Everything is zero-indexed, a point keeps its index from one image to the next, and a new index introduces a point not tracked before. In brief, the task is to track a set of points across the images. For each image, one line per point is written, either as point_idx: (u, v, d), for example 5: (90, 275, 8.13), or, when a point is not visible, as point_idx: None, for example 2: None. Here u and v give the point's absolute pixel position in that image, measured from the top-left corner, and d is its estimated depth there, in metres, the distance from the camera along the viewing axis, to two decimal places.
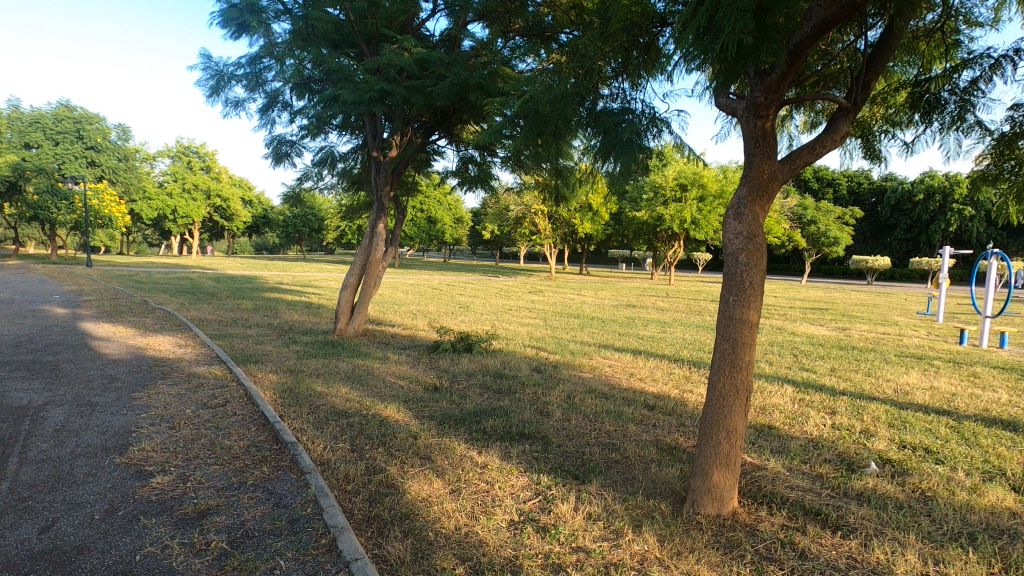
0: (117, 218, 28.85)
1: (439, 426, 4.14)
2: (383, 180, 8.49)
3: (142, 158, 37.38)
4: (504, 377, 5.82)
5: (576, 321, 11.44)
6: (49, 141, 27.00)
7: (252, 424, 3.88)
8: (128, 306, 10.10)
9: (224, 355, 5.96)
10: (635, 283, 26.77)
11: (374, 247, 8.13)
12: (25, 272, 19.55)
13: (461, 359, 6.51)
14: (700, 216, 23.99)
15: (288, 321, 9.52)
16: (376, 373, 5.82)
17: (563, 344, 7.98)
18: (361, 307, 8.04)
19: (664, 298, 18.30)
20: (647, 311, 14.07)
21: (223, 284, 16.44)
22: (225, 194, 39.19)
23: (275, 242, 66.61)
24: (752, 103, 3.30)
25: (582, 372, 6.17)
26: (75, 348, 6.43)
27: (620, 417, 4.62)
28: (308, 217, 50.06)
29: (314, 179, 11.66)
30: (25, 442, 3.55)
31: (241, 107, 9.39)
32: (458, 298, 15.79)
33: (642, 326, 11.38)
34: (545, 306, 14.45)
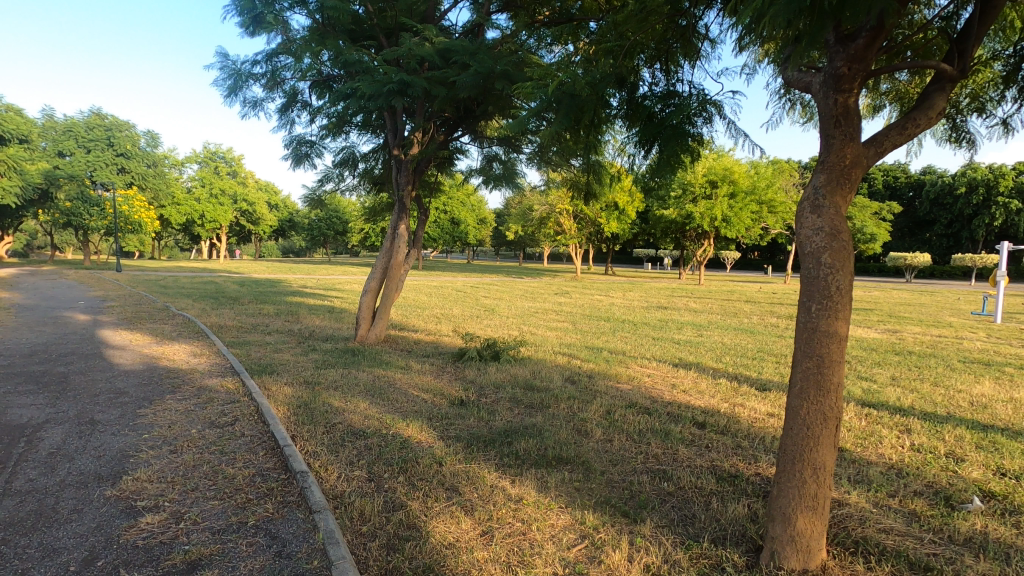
0: (147, 223, 29.32)
1: (467, 449, 3.72)
2: (405, 179, 8.13)
3: (171, 164, 37.96)
4: (536, 389, 5.36)
5: (607, 325, 10.91)
6: (81, 149, 27.59)
7: (260, 448, 3.51)
8: (150, 313, 9.93)
9: (239, 366, 5.63)
10: (664, 283, 26.01)
11: (396, 250, 7.80)
12: (56, 278, 19.79)
13: (489, 368, 6.07)
14: (732, 213, 23.12)
15: (309, 326, 9.23)
16: (398, 384, 5.43)
17: (597, 352, 7.49)
18: (383, 312, 7.69)
19: (696, 299, 17.59)
20: (681, 314, 13.42)
21: (246, 289, 16.31)
22: (251, 198, 39.64)
23: (301, 245, 67.49)
24: (831, 75, 2.76)
25: (620, 383, 5.68)
26: (88, 358, 6.19)
27: (668, 438, 4.12)
28: (333, 220, 50.32)
29: (336, 180, 11.41)
30: (13, 470, 3.22)
31: (260, 107, 9.15)
32: (482, 301, 15.38)
33: (678, 329, 10.79)
34: (573, 308, 13.94)
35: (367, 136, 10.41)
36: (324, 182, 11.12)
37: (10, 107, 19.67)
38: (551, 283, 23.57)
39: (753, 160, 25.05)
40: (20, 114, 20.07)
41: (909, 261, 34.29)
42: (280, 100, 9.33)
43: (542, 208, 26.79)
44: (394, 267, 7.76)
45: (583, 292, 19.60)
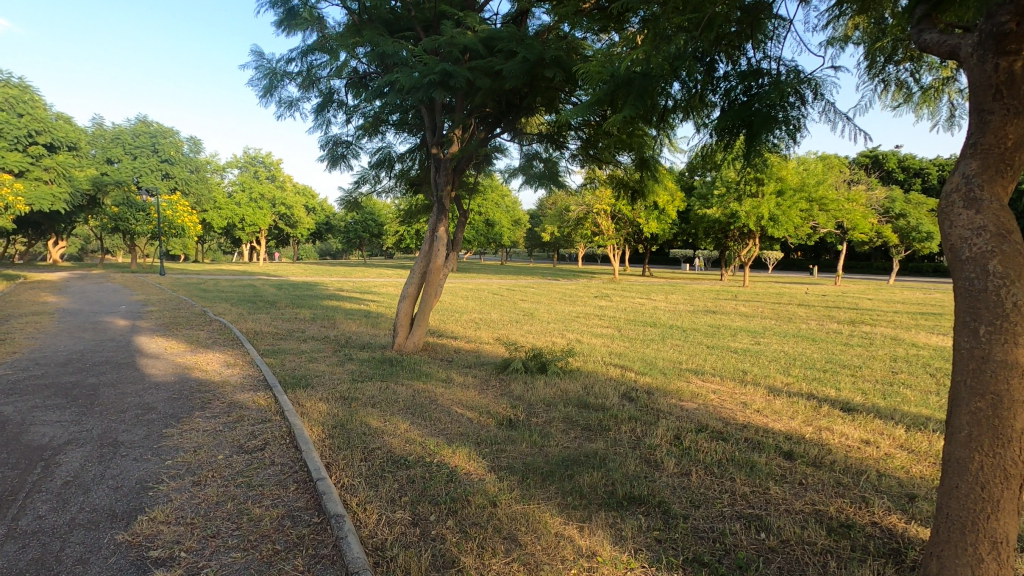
0: (190, 228, 30.02)
1: (522, 484, 3.25)
2: (443, 179, 7.72)
3: (212, 170, 38.85)
4: (591, 409, 4.84)
5: (655, 331, 10.29)
6: (128, 156, 28.39)
7: (290, 481, 3.12)
8: (187, 318, 9.81)
9: (272, 378, 5.29)
10: (706, 285, 25.02)
11: (435, 253, 7.39)
12: (103, 281, 20.22)
13: (536, 383, 5.58)
14: (780, 211, 21.99)
15: (345, 332, 8.92)
16: (440, 400, 5.00)
17: (651, 363, 6.90)
18: (422, 318, 7.30)
19: (745, 302, 16.70)
20: (732, 318, 12.64)
21: (283, 292, 16.24)
22: (289, 202, 40.24)
23: (338, 248, 68.56)
24: (989, 33, 2.03)
25: (683, 402, 5.11)
26: (121, 368, 5.96)
27: (752, 471, 3.56)
28: (368, 222, 50.69)
29: (371, 182, 11.13)
30: (22, 504, 2.90)
31: (295, 107, 8.91)
32: (520, 304, 14.89)
33: (732, 336, 10.07)
34: (616, 313, 13.32)
35: (404, 136, 10.09)
36: (360, 183, 10.85)
37: (60, 115, 20.22)
38: (589, 286, 22.91)
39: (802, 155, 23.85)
40: (70, 122, 20.62)
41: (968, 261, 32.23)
42: (316, 100, 9.07)
43: (578, 208, 26.13)
44: (433, 271, 7.35)
45: (624, 295, 18.92)
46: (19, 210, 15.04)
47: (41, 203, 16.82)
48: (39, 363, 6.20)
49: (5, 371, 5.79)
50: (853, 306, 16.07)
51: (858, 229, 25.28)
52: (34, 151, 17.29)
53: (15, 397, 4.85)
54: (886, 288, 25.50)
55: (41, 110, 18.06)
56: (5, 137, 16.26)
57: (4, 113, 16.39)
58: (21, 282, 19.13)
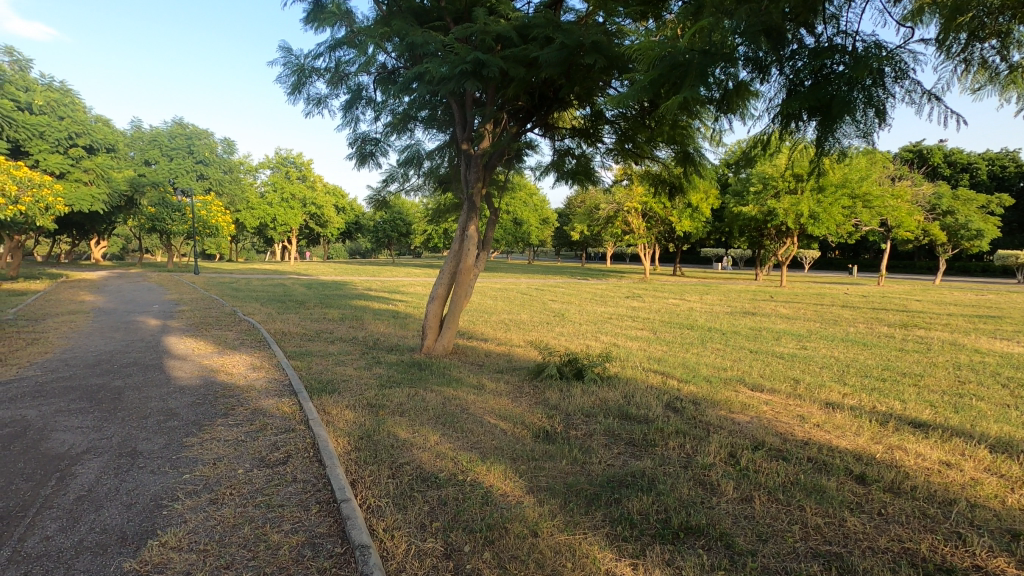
0: (224, 227, 30.56)
1: (565, 508, 2.93)
2: (474, 176, 7.45)
3: (245, 170, 39.52)
4: (633, 421, 4.51)
5: (692, 334, 9.84)
6: (165, 157, 29.03)
7: (313, 502, 2.87)
8: (217, 318, 9.79)
9: (298, 383, 5.08)
10: (742, 285, 24.21)
11: (465, 253, 7.15)
12: (139, 280, 20.63)
13: (573, 391, 5.27)
14: (820, 209, 21.11)
15: (373, 334, 8.74)
16: (472, 409, 4.73)
17: (693, 368, 6.52)
18: (451, 320, 7.04)
19: (784, 303, 16.03)
20: (773, 321, 12.05)
21: (313, 291, 16.25)
22: (320, 202, 40.68)
23: (367, 247, 69.29)
24: None
25: (733, 414, 4.73)
26: (147, 370, 5.85)
27: (822, 497, 3.18)
28: (396, 222, 50.92)
29: (400, 180, 10.95)
30: (31, 521, 2.71)
31: (324, 105, 8.76)
32: (550, 305, 14.56)
33: (775, 340, 9.56)
34: (649, 314, 12.89)
35: (433, 133, 9.88)
36: (388, 182, 10.69)
37: (99, 117, 20.70)
38: (619, 286, 22.40)
39: None
40: (108, 125, 21.09)
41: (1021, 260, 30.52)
42: (344, 97, 8.91)
43: (608, 207, 25.63)
44: (463, 271, 7.11)
45: (656, 295, 18.40)
46: (59, 210, 15.38)
47: (80, 204, 17.21)
48: (68, 364, 6.15)
49: (35, 373, 5.74)
50: (901, 307, 15.26)
51: (902, 230, 24.09)
52: (74, 153, 17.70)
53: (40, 400, 4.76)
54: (933, 289, 24.29)
55: (81, 113, 18.46)
56: (47, 140, 16.67)
57: (45, 116, 16.80)
58: (62, 280, 19.67)
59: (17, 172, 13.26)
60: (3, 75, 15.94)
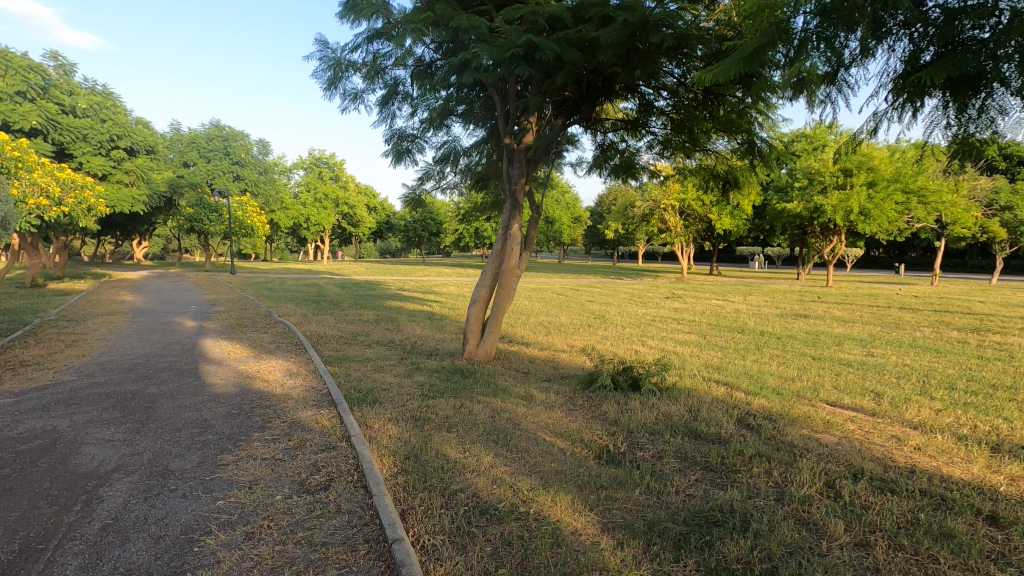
0: (259, 228, 31.01)
1: (650, 554, 2.51)
2: (517, 171, 7.05)
3: (280, 171, 40.09)
4: (706, 441, 4.04)
5: (746, 338, 9.25)
6: (203, 159, 29.61)
7: (360, 541, 2.51)
8: (253, 319, 9.65)
9: (337, 393, 4.77)
10: (785, 285, 23.22)
11: (508, 253, 6.77)
12: (178, 280, 20.97)
13: (631, 404, 4.83)
14: (871, 205, 20.04)
15: (410, 337, 8.43)
16: (525, 423, 4.33)
17: (758, 378, 5.99)
18: (494, 324, 6.67)
19: (835, 305, 15.20)
20: (829, 324, 11.33)
21: (346, 292, 16.14)
22: (352, 202, 40.96)
23: (398, 247, 69.81)
24: None
25: (817, 434, 4.21)
26: (182, 376, 5.64)
27: (955, 542, 2.68)
28: (427, 221, 51.01)
29: (436, 178, 10.64)
30: (52, 557, 2.41)
31: (360, 100, 8.49)
32: (588, 306, 14.07)
33: (837, 345, 8.90)
34: (694, 316, 12.30)
35: (470, 129, 9.53)
36: (424, 180, 10.38)
37: (140, 120, 21.10)
38: (656, 286, 21.74)
39: None
40: (148, 127, 21.46)
41: None
42: (381, 92, 8.64)
43: (644, 204, 24.96)
44: (507, 273, 6.73)
45: (697, 296, 17.73)
46: (101, 212, 15.61)
47: (122, 205, 17.51)
48: (104, 368, 6.00)
49: (71, 377, 5.59)
50: (965, 309, 14.26)
51: (958, 228, 22.76)
52: (115, 155, 18.00)
53: (72, 409, 4.55)
54: (993, 289, 22.85)
55: (123, 116, 18.80)
56: (90, 142, 16.98)
57: (88, 119, 17.12)
58: (105, 280, 20.12)
59: (59, 174, 13.46)
60: (47, 80, 16.27)
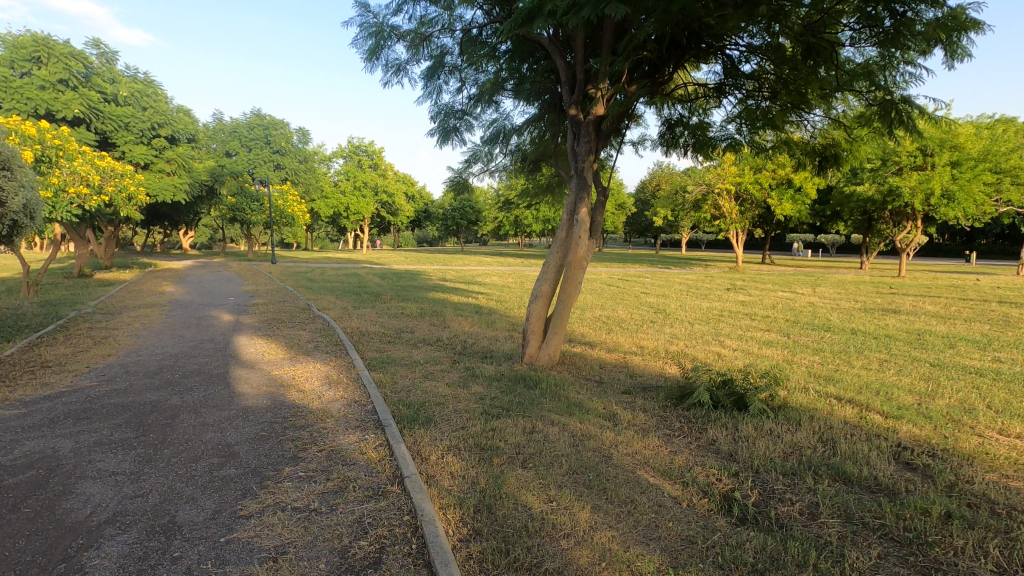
0: (300, 217, 30.92)
1: None
2: (585, 147, 6.07)
3: (320, 160, 40.05)
4: (862, 490, 3.08)
5: (839, 339, 8.09)
6: (245, 149, 29.92)
7: None
8: (291, 313, 9.06)
9: (383, 412, 3.99)
10: (852, 275, 21.51)
11: (575, 243, 5.83)
12: (221, 270, 20.88)
13: (743, 432, 3.87)
14: (955, 187, 18.08)
15: (459, 335, 7.64)
16: (617, 456, 3.47)
17: (887, 394, 4.91)
18: (558, 324, 5.78)
19: (922, 298, 13.68)
20: (928, 322, 9.96)
21: (386, 283, 15.50)
22: (391, 190, 40.67)
23: (436, 236, 69.65)
24: None
25: (1011, 480, 3.18)
26: (210, 384, 4.95)
27: None
28: (466, 209, 50.34)
29: (483, 160, 9.77)
30: None
31: (403, 73, 7.67)
32: (643, 299, 13.01)
33: (952, 349, 7.63)
34: (767, 311, 11.09)
35: (523, 104, 8.61)
36: (471, 163, 9.53)
37: (181, 108, 20.95)
38: (711, 276, 20.41)
39: (982, 117, 19.63)
40: (189, 115, 21.34)
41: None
42: (426, 64, 7.79)
43: (696, 189, 23.51)
44: (573, 265, 5.80)
45: (760, 287, 16.41)
46: (142, 200, 15.43)
47: (164, 194, 17.37)
48: (128, 371, 5.39)
49: (90, 383, 4.99)
50: None
51: None
52: (157, 144, 17.83)
53: (81, 426, 3.89)
54: None
55: (164, 104, 18.63)
56: (132, 131, 16.81)
57: (131, 107, 16.98)
58: (151, 270, 20.19)
59: (99, 162, 13.21)
60: (90, 68, 16.12)
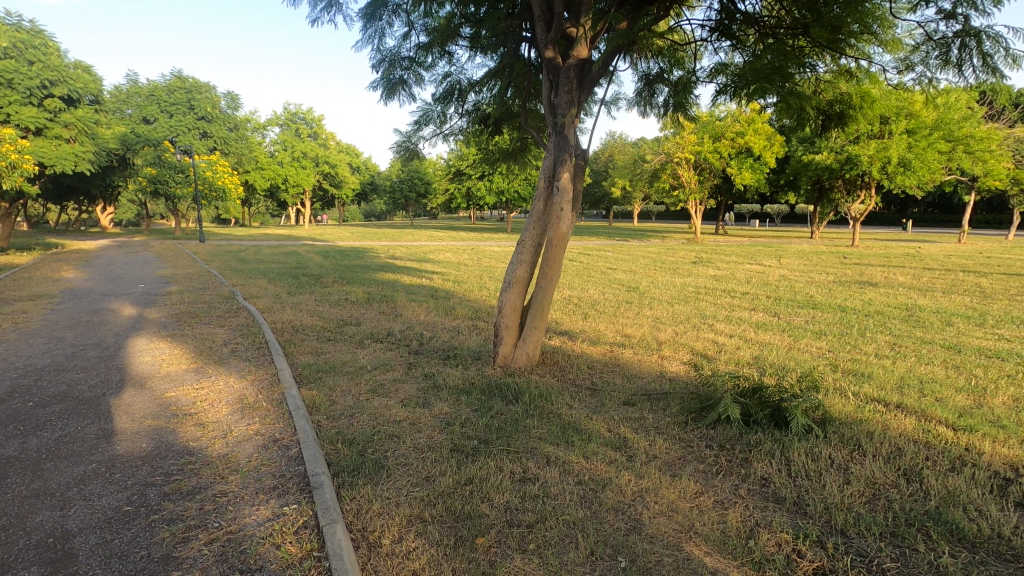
0: (232, 190, 28.30)
1: None
2: (565, 97, 4.88)
3: (253, 128, 37.04)
4: (997, 562, 2.21)
5: (834, 320, 7.39)
6: (164, 114, 27.03)
7: None
8: (210, 304, 7.59)
9: (314, 461, 2.82)
10: (808, 245, 21.47)
11: (556, 216, 4.71)
12: (139, 250, 18.61)
13: (799, 466, 2.96)
14: (912, 155, 18.02)
15: (415, 329, 6.45)
16: (650, 518, 2.48)
17: (932, 393, 4.13)
18: (538, 316, 4.71)
19: (888, 268, 13.43)
20: (910, 294, 9.50)
21: (329, 262, 13.95)
22: (333, 160, 38.17)
23: (383, 209, 66.82)
24: None
25: None
26: (73, 416, 3.61)
27: None
28: (414, 180, 48.20)
29: (435, 123, 8.43)
30: None
31: (336, 8, 6.23)
32: (612, 276, 12.11)
33: (952, 327, 7.06)
34: (744, 287, 10.40)
35: (481, 55, 7.35)
36: (423, 126, 8.16)
37: (78, 64, 18.19)
38: (673, 248, 19.83)
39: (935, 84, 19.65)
40: (90, 72, 18.64)
41: None
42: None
43: (656, 159, 22.75)
44: (554, 244, 4.68)
45: (725, 260, 15.88)
46: (30, 171, 13.13)
47: (62, 164, 15.04)
48: None
49: None
50: None
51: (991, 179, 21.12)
52: (51, 105, 15.35)
53: None
54: None
55: (56, 58, 16.05)
56: (16, 89, 14.33)
57: (13, 61, 14.46)
58: (55, 252, 17.74)
59: None
60: None
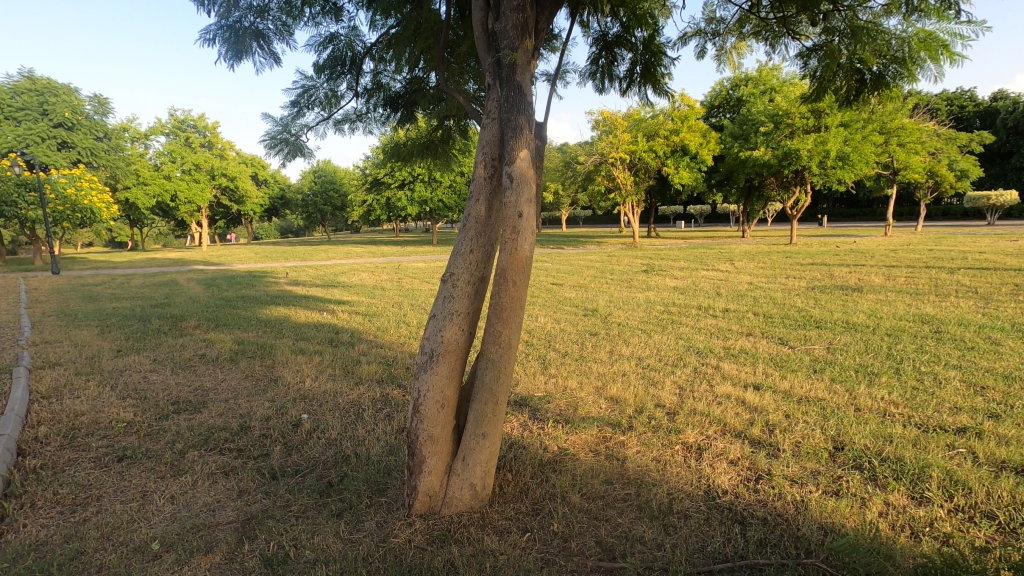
0: (104, 209, 24.08)
1: None
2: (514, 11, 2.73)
3: (132, 138, 32.33)
4: None
5: (861, 346, 5.71)
6: (8, 121, 22.43)
7: None
8: None
9: None
10: (749, 245, 20.62)
11: (511, 225, 2.54)
12: None
13: None
14: (849, 149, 17.50)
15: (284, 417, 4.05)
16: None
17: None
18: (485, 412, 2.55)
19: (851, 268, 12.41)
20: (905, 300, 8.20)
21: (205, 296, 10.97)
22: (231, 172, 34.30)
23: (296, 224, 62.16)
24: None
25: None
26: None
27: None
28: (329, 192, 44.80)
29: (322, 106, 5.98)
30: None
31: None
32: (559, 294, 10.13)
33: (1003, 346, 5.58)
34: (718, 302, 8.73)
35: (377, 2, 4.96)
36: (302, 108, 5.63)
37: None
38: (615, 256, 18.22)
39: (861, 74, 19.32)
40: None
41: (995, 202, 30.02)
42: None
43: (589, 160, 21.06)
44: (508, 276, 2.52)
45: (676, 266, 14.36)
46: None
47: None
48: None
49: None
50: (999, 264, 11.88)
51: (912, 173, 21.28)
52: None
53: None
54: (953, 236, 21.61)
55: None
56: None
57: None
58: None
59: None
60: None
